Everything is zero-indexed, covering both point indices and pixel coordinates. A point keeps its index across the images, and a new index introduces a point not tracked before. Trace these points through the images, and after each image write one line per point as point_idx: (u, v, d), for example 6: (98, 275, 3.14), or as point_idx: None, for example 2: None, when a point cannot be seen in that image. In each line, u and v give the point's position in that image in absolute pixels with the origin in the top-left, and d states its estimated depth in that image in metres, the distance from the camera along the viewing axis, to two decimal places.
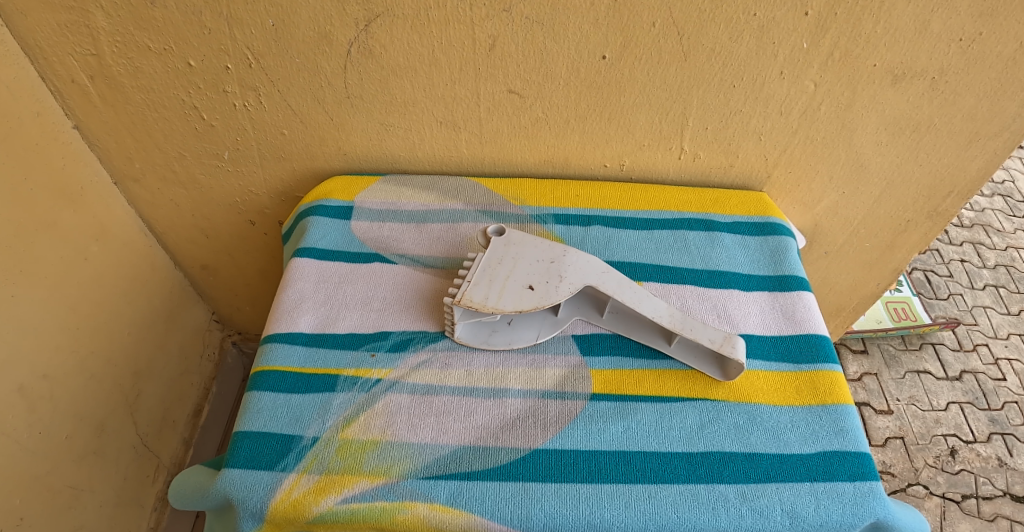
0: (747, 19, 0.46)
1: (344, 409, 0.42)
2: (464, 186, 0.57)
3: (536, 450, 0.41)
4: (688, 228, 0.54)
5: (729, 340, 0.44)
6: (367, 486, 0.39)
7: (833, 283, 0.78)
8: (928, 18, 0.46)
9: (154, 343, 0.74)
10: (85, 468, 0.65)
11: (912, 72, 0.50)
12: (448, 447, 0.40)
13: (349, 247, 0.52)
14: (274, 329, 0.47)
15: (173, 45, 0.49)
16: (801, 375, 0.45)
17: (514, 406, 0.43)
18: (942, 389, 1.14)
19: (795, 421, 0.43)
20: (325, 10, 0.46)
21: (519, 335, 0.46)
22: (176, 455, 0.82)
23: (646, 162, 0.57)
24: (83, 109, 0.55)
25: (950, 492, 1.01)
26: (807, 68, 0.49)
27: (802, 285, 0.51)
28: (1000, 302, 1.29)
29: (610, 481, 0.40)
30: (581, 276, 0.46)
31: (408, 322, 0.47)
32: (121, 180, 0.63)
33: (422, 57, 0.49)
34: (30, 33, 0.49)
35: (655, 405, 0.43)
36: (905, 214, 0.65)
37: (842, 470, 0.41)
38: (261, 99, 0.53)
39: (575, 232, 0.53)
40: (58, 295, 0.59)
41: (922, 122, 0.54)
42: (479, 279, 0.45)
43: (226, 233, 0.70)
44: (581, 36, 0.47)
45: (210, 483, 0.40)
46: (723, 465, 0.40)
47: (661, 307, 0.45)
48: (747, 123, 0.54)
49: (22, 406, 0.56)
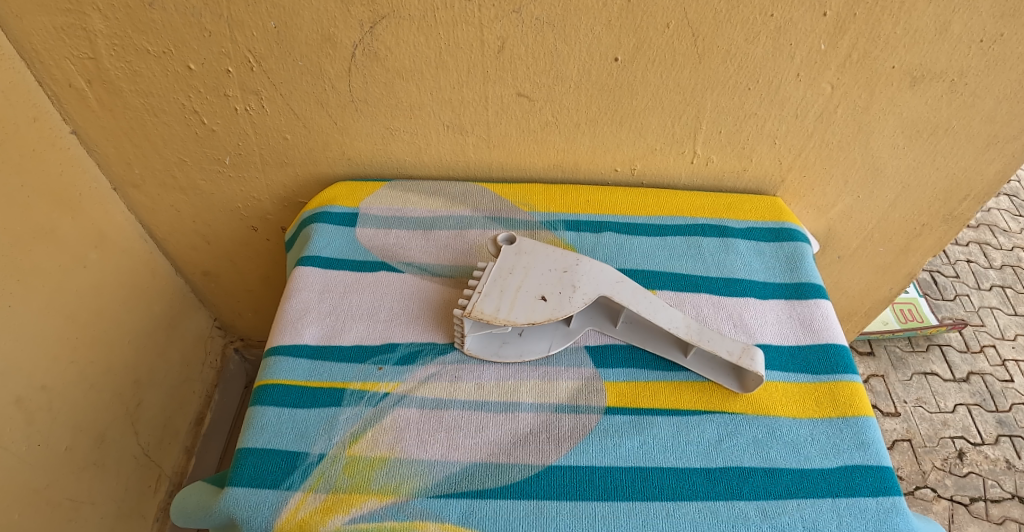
0: (763, 20, 0.44)
1: (351, 424, 0.41)
2: (472, 191, 0.55)
3: (550, 467, 0.39)
4: (701, 234, 0.53)
5: (747, 351, 0.42)
6: (376, 505, 0.38)
7: (845, 287, 0.76)
8: (949, 19, 0.44)
9: (155, 350, 0.73)
10: (86, 480, 0.64)
11: (931, 74, 0.48)
12: (459, 463, 0.39)
13: (354, 255, 0.51)
14: (278, 341, 0.45)
15: (172, 47, 0.47)
16: (820, 386, 0.44)
17: (526, 421, 0.41)
18: (950, 391, 1.13)
19: (815, 435, 0.42)
20: (328, 12, 0.44)
21: (531, 347, 0.45)
22: (177, 464, 0.80)
23: (658, 166, 0.56)
24: (81, 114, 0.54)
25: (959, 495, 1.00)
26: (823, 70, 0.48)
27: (819, 293, 0.50)
28: (1007, 302, 1.27)
29: (627, 499, 0.38)
30: (594, 285, 0.44)
31: (416, 334, 0.46)
32: (120, 186, 0.61)
33: (429, 59, 0.47)
34: (25, 36, 0.47)
35: (672, 418, 0.42)
36: (919, 217, 0.63)
37: (864, 485, 0.40)
38: (263, 104, 0.52)
39: (586, 239, 0.52)
40: (55, 305, 0.57)
41: (940, 125, 0.53)
42: (490, 290, 0.44)
43: (226, 239, 0.69)
44: (593, 37, 0.45)
45: (213, 502, 0.39)
46: (742, 481, 0.39)
47: (677, 318, 0.44)
48: (762, 126, 0.52)
49: (21, 418, 0.55)
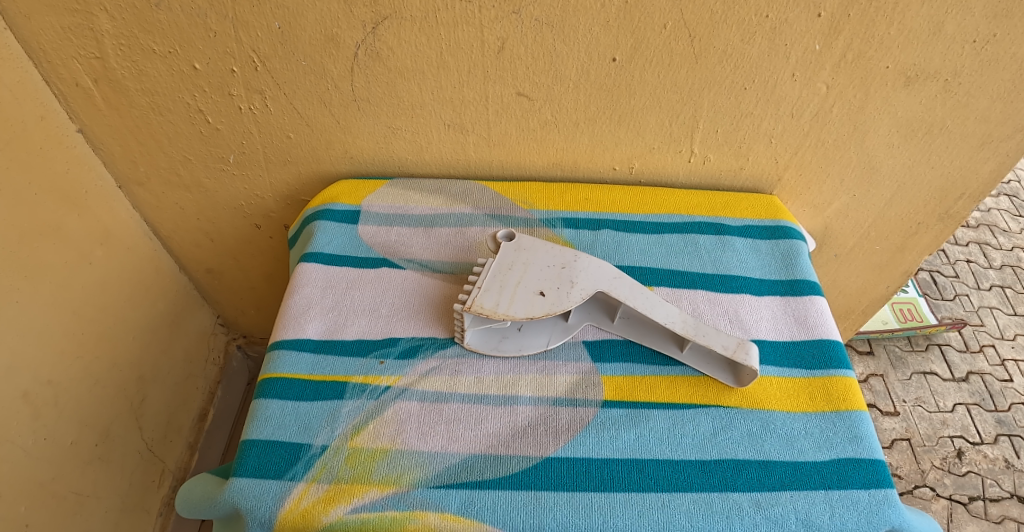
0: (759, 21, 0.45)
1: (353, 417, 0.42)
2: (472, 189, 0.56)
3: (548, 459, 0.40)
4: (698, 231, 0.53)
5: (742, 346, 0.43)
6: (377, 495, 0.39)
7: (842, 285, 0.77)
8: (942, 20, 0.45)
9: (158, 346, 0.74)
10: (90, 474, 0.65)
11: (924, 74, 0.49)
12: (459, 455, 0.40)
13: (356, 251, 0.51)
14: (281, 336, 0.46)
15: (178, 47, 0.48)
16: (814, 380, 0.45)
17: (525, 414, 0.42)
18: (949, 390, 1.13)
19: (808, 428, 0.42)
20: (331, 12, 0.45)
21: (530, 341, 0.45)
22: (180, 460, 0.81)
23: (655, 165, 0.57)
24: (87, 113, 0.54)
25: (957, 494, 1.00)
26: (819, 70, 0.49)
27: (814, 290, 0.50)
28: (1006, 302, 1.28)
29: (623, 490, 0.39)
30: (592, 281, 0.45)
31: (417, 328, 0.46)
32: (125, 184, 0.62)
33: (430, 60, 0.48)
34: (33, 36, 0.48)
35: (667, 412, 0.43)
36: (916, 216, 0.64)
37: (856, 477, 0.40)
38: (266, 103, 0.53)
39: (584, 237, 0.53)
40: (62, 301, 0.58)
41: (935, 124, 0.53)
42: (489, 285, 0.44)
43: (230, 237, 0.70)
44: (591, 38, 0.46)
45: (217, 492, 0.40)
46: (737, 473, 0.40)
47: (674, 313, 0.45)
48: (758, 125, 0.53)
49: (27, 412, 0.56)
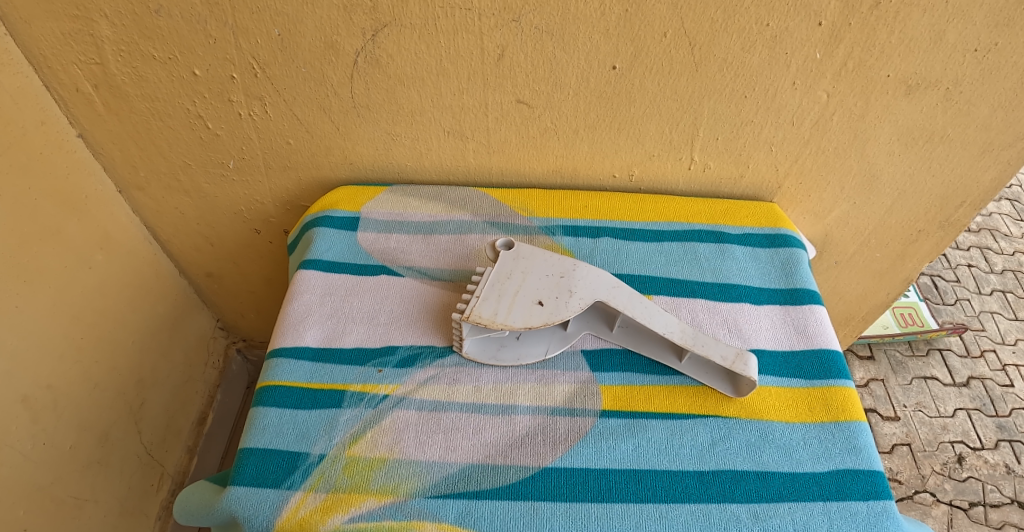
0: (760, 29, 0.45)
1: (351, 426, 0.42)
2: (471, 196, 0.56)
3: (546, 469, 0.40)
4: (698, 239, 0.53)
5: (740, 357, 0.43)
6: (375, 504, 0.38)
7: (842, 292, 0.77)
8: (944, 28, 0.45)
9: (158, 350, 0.74)
10: (89, 478, 0.65)
11: (925, 82, 0.49)
12: (457, 464, 0.40)
13: (355, 258, 0.51)
14: (280, 344, 0.46)
15: (177, 54, 0.48)
16: (813, 391, 0.45)
17: (523, 423, 0.42)
18: (950, 395, 1.13)
19: (807, 439, 0.42)
20: (331, 20, 0.45)
21: (528, 351, 0.45)
22: (179, 463, 0.81)
23: (656, 172, 0.57)
24: (87, 117, 0.54)
25: (957, 499, 1.00)
26: (820, 78, 0.49)
27: (814, 299, 0.50)
28: (1007, 307, 1.28)
29: (620, 500, 0.39)
30: (591, 290, 0.45)
31: (416, 336, 0.46)
32: (125, 188, 0.62)
33: (430, 67, 0.48)
34: (33, 42, 0.48)
35: (666, 422, 0.43)
36: (916, 223, 0.64)
37: (855, 489, 0.40)
38: (266, 109, 0.53)
39: (583, 245, 0.53)
40: (61, 305, 0.58)
41: (936, 132, 0.53)
42: (488, 295, 0.44)
43: (229, 241, 0.70)
44: (591, 46, 0.46)
45: (215, 501, 0.40)
46: (735, 484, 0.40)
47: (673, 323, 0.45)
48: (758, 133, 0.53)
49: (26, 416, 0.56)
